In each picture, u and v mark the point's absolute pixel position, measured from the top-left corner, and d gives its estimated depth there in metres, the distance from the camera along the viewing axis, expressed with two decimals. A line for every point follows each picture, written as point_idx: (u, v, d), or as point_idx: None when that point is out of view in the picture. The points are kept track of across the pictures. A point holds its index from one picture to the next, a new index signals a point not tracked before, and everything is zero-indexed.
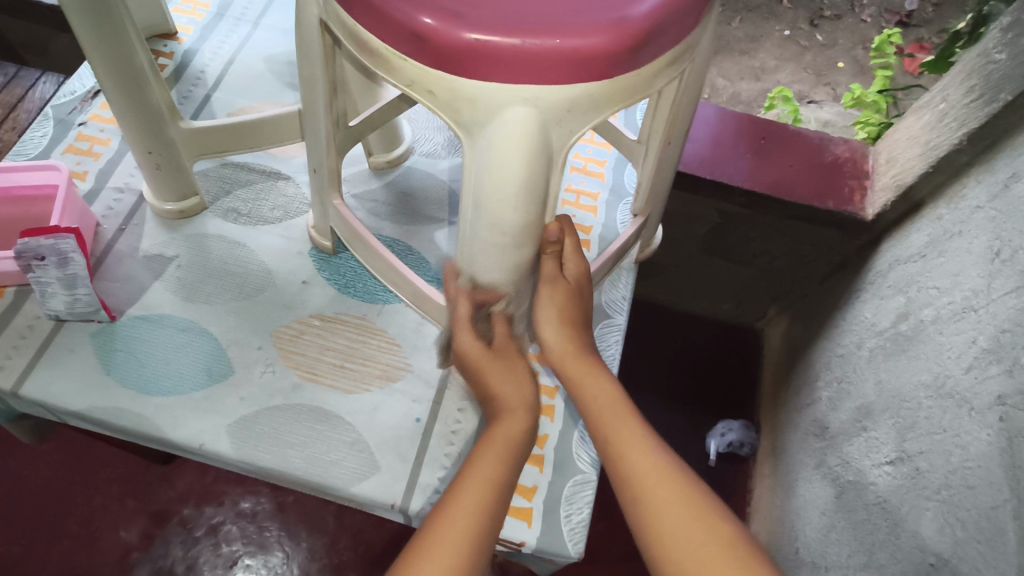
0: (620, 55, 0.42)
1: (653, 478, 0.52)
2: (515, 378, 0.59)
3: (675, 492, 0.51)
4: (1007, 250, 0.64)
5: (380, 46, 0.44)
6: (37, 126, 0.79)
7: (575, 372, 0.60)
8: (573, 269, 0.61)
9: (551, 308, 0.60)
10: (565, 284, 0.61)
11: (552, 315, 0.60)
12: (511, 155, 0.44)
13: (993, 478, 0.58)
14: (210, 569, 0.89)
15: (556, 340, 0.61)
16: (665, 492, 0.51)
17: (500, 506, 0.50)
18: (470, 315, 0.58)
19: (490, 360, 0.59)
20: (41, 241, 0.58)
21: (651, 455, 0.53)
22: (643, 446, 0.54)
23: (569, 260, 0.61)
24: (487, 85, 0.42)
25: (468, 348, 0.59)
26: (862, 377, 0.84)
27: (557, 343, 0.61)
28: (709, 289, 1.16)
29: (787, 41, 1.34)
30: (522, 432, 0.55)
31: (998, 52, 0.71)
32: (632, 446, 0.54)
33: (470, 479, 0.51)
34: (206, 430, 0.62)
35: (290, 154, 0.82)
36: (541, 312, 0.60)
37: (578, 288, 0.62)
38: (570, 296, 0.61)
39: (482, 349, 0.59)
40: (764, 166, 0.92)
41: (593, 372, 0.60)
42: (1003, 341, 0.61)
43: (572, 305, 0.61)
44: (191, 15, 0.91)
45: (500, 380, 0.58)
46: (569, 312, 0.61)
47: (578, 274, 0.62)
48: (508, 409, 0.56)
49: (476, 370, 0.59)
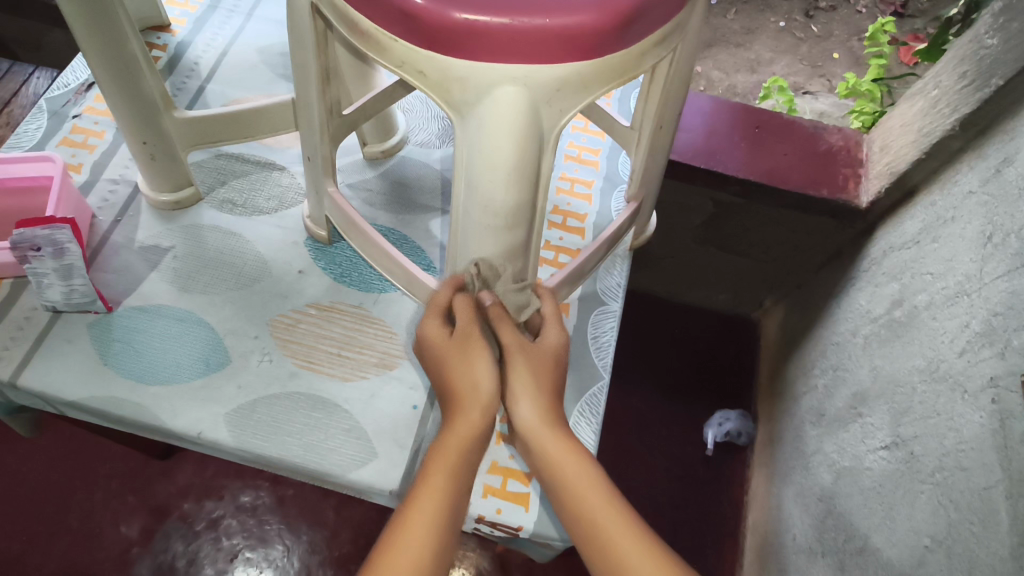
0: (608, 34, 0.43)
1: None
2: (473, 369, 0.54)
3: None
4: (999, 234, 0.64)
5: (370, 27, 0.44)
6: (31, 119, 0.79)
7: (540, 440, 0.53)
8: (553, 336, 0.57)
9: (527, 383, 0.54)
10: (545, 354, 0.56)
11: (526, 386, 0.54)
12: (502, 134, 0.44)
13: (986, 460, 0.59)
14: (210, 563, 0.90)
15: (534, 416, 0.53)
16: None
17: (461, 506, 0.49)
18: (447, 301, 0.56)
19: (453, 344, 0.55)
20: (37, 231, 0.59)
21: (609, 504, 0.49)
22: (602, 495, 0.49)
23: (550, 329, 0.57)
24: (477, 64, 0.42)
25: (430, 332, 0.56)
26: (857, 364, 0.85)
27: (540, 422, 0.53)
28: (705, 280, 1.17)
29: (782, 33, 1.34)
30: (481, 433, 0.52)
31: (990, 37, 0.72)
32: (606, 522, 0.48)
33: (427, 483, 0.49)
34: (204, 419, 0.63)
35: (285, 145, 0.83)
36: (513, 379, 0.54)
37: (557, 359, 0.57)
38: (547, 362, 0.56)
39: (444, 337, 0.56)
40: (758, 155, 0.93)
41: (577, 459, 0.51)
42: (996, 324, 0.61)
43: (546, 375, 0.55)
44: (184, 8, 0.91)
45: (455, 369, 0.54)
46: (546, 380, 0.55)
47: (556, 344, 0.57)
48: (461, 408, 0.53)
49: (438, 359, 0.55)
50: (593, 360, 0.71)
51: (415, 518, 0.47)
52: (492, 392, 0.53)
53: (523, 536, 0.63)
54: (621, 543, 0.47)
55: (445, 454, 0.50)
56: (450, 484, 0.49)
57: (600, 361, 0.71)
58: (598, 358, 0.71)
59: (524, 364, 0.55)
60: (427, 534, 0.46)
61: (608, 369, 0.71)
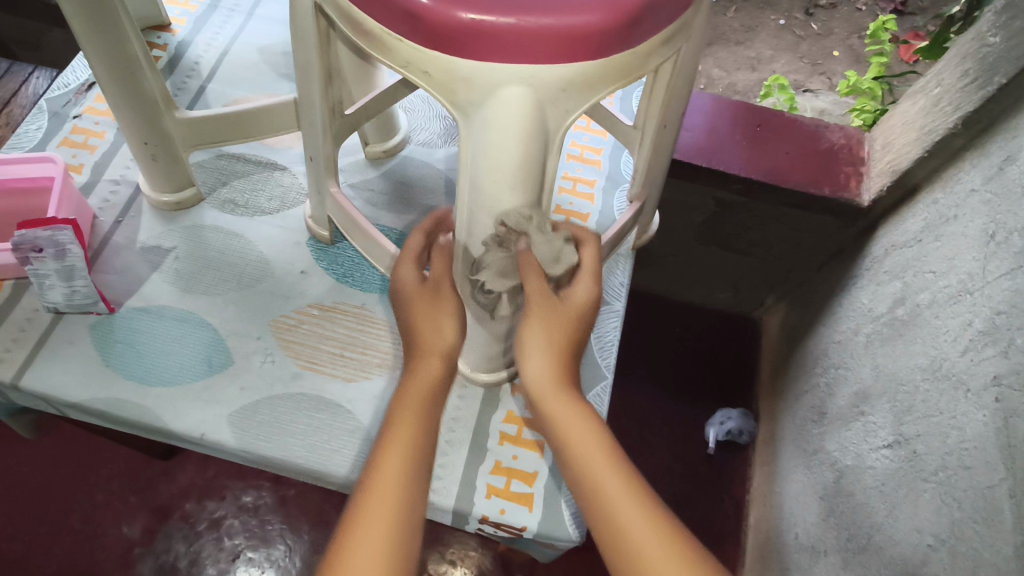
0: (614, 34, 0.43)
1: (647, 535, 0.44)
2: (439, 320, 0.54)
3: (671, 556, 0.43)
4: (1002, 232, 0.64)
5: (375, 27, 0.44)
6: (31, 119, 0.79)
7: (536, 378, 0.52)
8: (582, 291, 0.54)
9: (541, 339, 0.52)
10: (567, 313, 0.53)
11: (540, 342, 0.52)
12: (508, 134, 0.44)
13: (989, 459, 0.59)
14: (212, 563, 0.90)
15: (541, 372, 0.51)
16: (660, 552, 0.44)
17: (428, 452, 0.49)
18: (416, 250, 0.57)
19: (424, 296, 0.55)
20: (39, 232, 0.59)
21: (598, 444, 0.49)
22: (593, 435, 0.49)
23: (581, 283, 0.54)
24: (483, 64, 0.42)
25: (404, 281, 0.55)
26: (859, 362, 0.85)
27: (544, 376, 0.51)
28: (707, 278, 1.17)
29: (783, 30, 1.34)
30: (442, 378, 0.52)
31: (992, 35, 0.71)
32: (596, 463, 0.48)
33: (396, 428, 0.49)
34: (206, 420, 0.63)
35: (286, 145, 0.82)
36: (528, 333, 0.52)
37: (580, 317, 0.54)
38: (570, 321, 0.53)
39: (416, 283, 0.55)
40: (760, 153, 0.93)
41: (574, 413, 0.50)
42: (999, 323, 0.61)
43: (565, 333, 0.53)
44: (184, 7, 0.91)
45: (426, 317, 0.54)
46: (564, 338, 0.52)
47: (583, 302, 0.54)
48: (420, 355, 0.53)
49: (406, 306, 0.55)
50: (596, 360, 0.71)
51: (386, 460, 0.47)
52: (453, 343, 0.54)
53: (527, 537, 0.63)
54: (605, 480, 0.47)
55: (416, 399, 0.51)
56: (420, 431, 0.49)
57: (603, 361, 0.71)
58: (601, 358, 0.71)
59: (540, 321, 0.52)
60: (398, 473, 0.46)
61: (611, 368, 0.71)
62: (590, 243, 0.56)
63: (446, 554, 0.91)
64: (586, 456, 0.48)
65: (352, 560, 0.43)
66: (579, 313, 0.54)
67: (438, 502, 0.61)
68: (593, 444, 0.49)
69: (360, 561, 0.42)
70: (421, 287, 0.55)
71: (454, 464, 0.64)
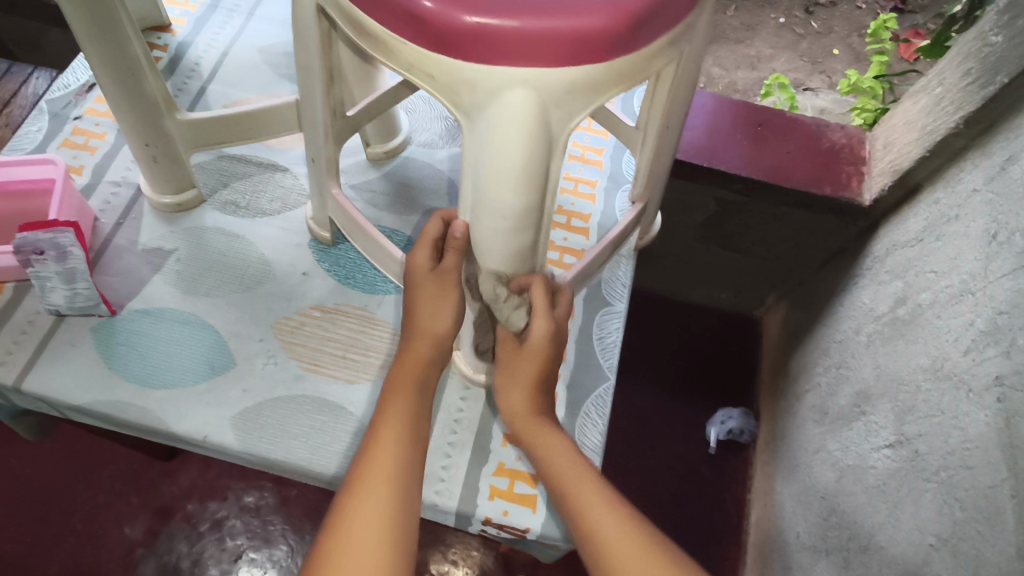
0: (619, 36, 0.43)
1: (614, 523, 0.51)
2: (437, 305, 0.58)
3: (637, 540, 0.50)
4: (1003, 232, 0.64)
5: (378, 29, 0.44)
6: (31, 121, 0.79)
7: (508, 401, 0.59)
8: (538, 331, 0.57)
9: (510, 377, 0.59)
10: (530, 353, 0.58)
11: (510, 381, 0.59)
12: (511, 138, 0.43)
13: (991, 459, 0.59)
14: (214, 563, 0.90)
15: (518, 403, 0.59)
16: (625, 535, 0.51)
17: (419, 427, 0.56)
18: (437, 235, 0.58)
19: (429, 279, 0.58)
20: (40, 234, 0.58)
21: (562, 447, 0.57)
22: (557, 441, 0.57)
23: (535, 321, 0.57)
24: (487, 67, 0.42)
25: (417, 262, 0.59)
26: (861, 362, 0.85)
27: (517, 404, 0.59)
28: (708, 278, 1.17)
29: (782, 29, 1.34)
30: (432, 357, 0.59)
31: (994, 34, 0.71)
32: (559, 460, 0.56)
33: (391, 408, 0.56)
34: (209, 422, 0.62)
35: (287, 146, 0.82)
36: (499, 376, 0.60)
37: (541, 352, 0.58)
38: (532, 362, 0.58)
39: (426, 269, 0.58)
40: (761, 153, 0.92)
41: (544, 432, 0.58)
42: (1000, 323, 0.61)
43: (531, 369, 0.58)
44: (184, 7, 0.91)
45: (432, 301, 0.58)
46: (528, 376, 0.58)
47: (542, 335, 0.57)
48: (412, 334, 0.59)
49: (412, 283, 0.59)
50: (598, 361, 0.71)
51: (386, 434, 0.54)
52: (446, 328, 0.59)
53: (529, 538, 0.63)
54: (567, 473, 0.55)
55: (404, 386, 0.57)
56: (409, 417, 0.55)
57: (605, 361, 0.71)
58: (603, 358, 0.71)
59: (505, 369, 0.59)
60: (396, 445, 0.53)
61: (614, 369, 0.71)
62: (539, 282, 0.55)
63: (447, 553, 0.92)
64: (557, 465, 0.56)
65: (358, 518, 0.49)
66: (537, 349, 0.58)
67: (441, 504, 0.61)
68: (563, 452, 0.56)
69: (365, 518, 0.49)
70: (432, 272, 0.58)
71: (458, 466, 0.64)
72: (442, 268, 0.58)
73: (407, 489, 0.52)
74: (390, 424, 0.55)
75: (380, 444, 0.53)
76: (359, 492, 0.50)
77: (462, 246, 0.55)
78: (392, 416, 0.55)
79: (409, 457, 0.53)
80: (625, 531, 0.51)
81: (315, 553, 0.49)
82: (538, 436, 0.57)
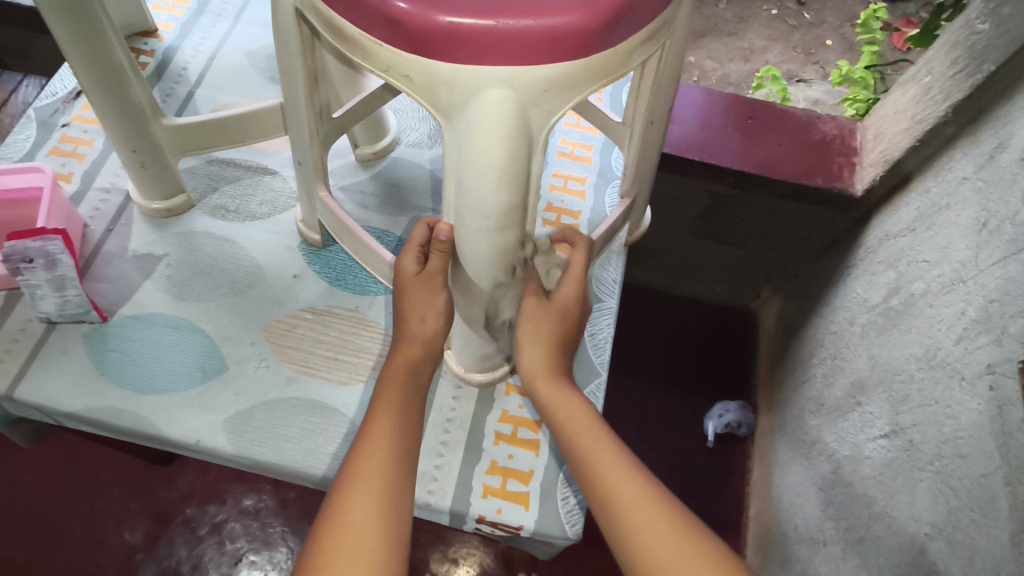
0: (594, 33, 0.43)
1: (629, 491, 0.52)
2: (425, 308, 0.59)
3: (656, 510, 0.51)
4: (994, 220, 0.64)
5: (355, 32, 0.44)
6: (19, 129, 0.79)
7: (529, 356, 0.60)
8: (568, 291, 0.60)
9: (535, 334, 0.59)
10: (555, 310, 0.60)
11: (534, 337, 0.59)
12: (491, 136, 0.43)
13: (984, 447, 0.58)
14: (214, 567, 0.90)
15: (537, 362, 0.60)
16: (643, 506, 0.52)
17: (412, 412, 0.57)
18: (423, 240, 0.59)
19: (421, 282, 0.58)
20: (29, 243, 0.58)
21: (580, 410, 0.58)
22: (574, 403, 0.58)
23: (567, 283, 0.60)
24: (463, 68, 0.42)
25: (405, 266, 0.58)
26: (855, 353, 0.85)
27: (537, 364, 0.60)
28: (702, 272, 1.17)
29: (775, 20, 1.33)
30: (422, 361, 0.59)
31: (981, 22, 0.71)
32: (574, 421, 0.57)
33: (387, 392, 0.57)
34: (202, 426, 0.63)
35: (276, 149, 0.82)
36: (522, 331, 0.60)
37: (566, 313, 0.60)
38: (557, 320, 0.60)
39: (413, 271, 0.58)
40: (753, 146, 0.92)
41: (562, 396, 0.59)
42: (992, 311, 0.61)
43: (555, 327, 0.60)
44: (171, 12, 0.91)
45: (422, 303, 0.58)
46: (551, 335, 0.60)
47: (569, 299, 0.60)
48: (403, 338, 0.59)
49: (401, 289, 0.59)
50: (591, 358, 0.71)
51: (380, 418, 0.55)
52: (435, 328, 0.59)
53: (524, 535, 0.63)
54: (581, 437, 0.56)
55: (397, 380, 0.58)
56: (402, 403, 0.56)
57: (597, 358, 0.71)
58: (595, 355, 0.72)
59: (530, 323, 0.59)
60: (391, 426, 0.55)
61: (605, 365, 0.71)
62: (584, 244, 0.61)
63: (448, 553, 0.92)
64: (572, 426, 0.57)
65: (355, 493, 0.50)
66: (565, 309, 0.60)
67: (434, 503, 0.62)
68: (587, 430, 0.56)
69: (361, 493, 0.50)
70: (419, 276, 0.58)
71: (451, 466, 0.64)
72: (428, 270, 0.57)
73: (400, 490, 0.52)
74: (380, 421, 0.55)
75: (370, 444, 0.53)
76: (351, 490, 0.51)
77: (447, 249, 0.54)
78: (382, 416, 0.55)
79: (400, 455, 0.54)
80: (639, 495, 0.52)
81: (312, 540, 0.49)
82: (553, 396, 0.59)
